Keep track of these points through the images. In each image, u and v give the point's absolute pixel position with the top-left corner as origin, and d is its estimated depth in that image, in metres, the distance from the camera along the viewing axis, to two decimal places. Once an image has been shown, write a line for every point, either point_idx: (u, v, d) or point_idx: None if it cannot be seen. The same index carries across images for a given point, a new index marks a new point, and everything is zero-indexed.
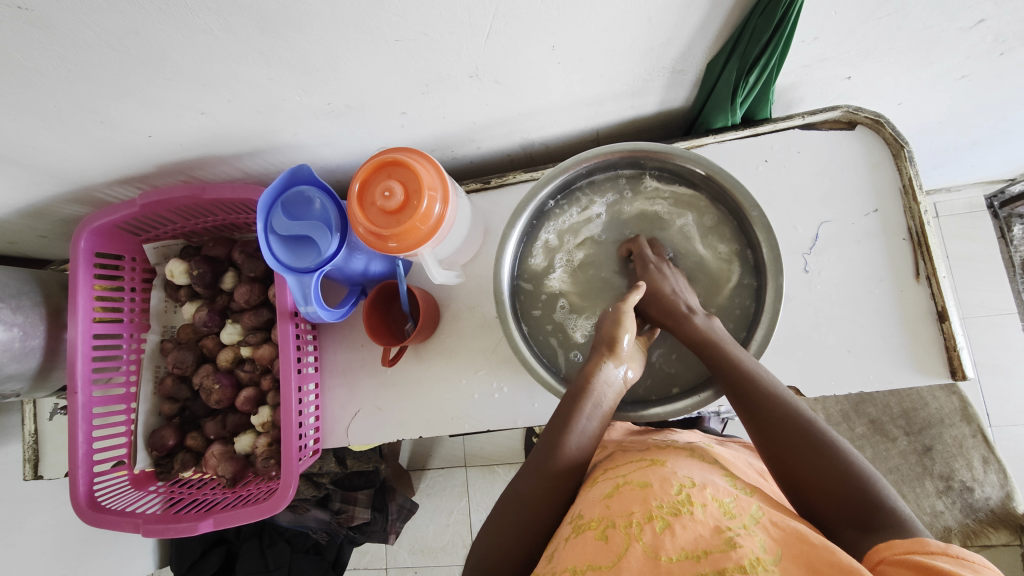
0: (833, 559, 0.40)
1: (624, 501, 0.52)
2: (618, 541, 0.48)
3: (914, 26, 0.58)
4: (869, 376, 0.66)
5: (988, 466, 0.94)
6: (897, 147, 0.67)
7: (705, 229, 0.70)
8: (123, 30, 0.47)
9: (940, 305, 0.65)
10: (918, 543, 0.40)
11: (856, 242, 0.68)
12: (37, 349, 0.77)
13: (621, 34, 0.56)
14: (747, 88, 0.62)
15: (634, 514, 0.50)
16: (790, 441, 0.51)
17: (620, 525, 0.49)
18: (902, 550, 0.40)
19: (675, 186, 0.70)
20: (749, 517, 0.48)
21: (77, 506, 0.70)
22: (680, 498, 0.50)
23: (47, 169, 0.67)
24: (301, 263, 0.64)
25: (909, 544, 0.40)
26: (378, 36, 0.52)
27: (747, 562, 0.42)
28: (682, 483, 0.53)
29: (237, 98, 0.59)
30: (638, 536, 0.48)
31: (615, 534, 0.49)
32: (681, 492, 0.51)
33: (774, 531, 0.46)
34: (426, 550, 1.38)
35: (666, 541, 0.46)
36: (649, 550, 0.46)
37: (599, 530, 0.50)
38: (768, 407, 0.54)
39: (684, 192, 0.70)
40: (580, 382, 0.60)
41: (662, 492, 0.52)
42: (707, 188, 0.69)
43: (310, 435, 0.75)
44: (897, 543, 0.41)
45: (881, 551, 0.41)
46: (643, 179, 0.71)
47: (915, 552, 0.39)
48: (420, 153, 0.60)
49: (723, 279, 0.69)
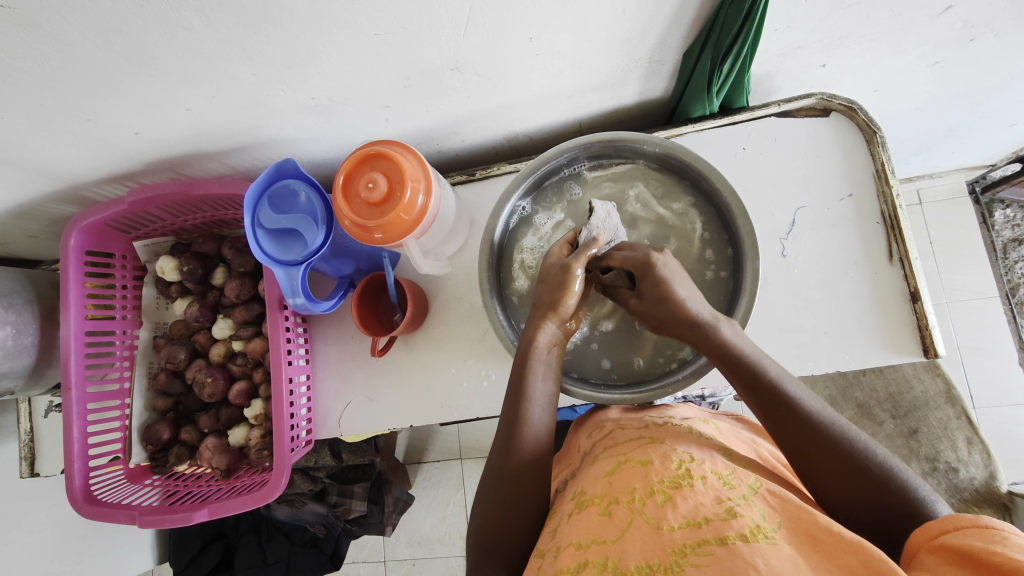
0: (831, 529, 0.42)
1: (625, 478, 0.54)
2: (621, 516, 0.50)
3: (884, 14, 0.59)
4: (845, 356, 0.68)
5: (972, 447, 0.97)
6: (870, 133, 0.69)
7: (657, 198, 0.72)
8: (106, 27, 0.48)
9: (913, 286, 0.66)
10: (950, 521, 0.41)
11: (831, 226, 0.70)
12: (30, 347, 0.78)
13: (597, 25, 0.57)
14: (722, 77, 0.64)
15: (636, 490, 0.52)
16: (824, 452, 0.50)
17: (622, 501, 0.51)
18: (938, 531, 0.41)
19: (611, 169, 0.73)
20: (750, 488, 0.50)
21: (73, 498, 0.71)
22: (681, 472, 0.52)
23: (35, 168, 0.67)
24: (288, 255, 0.65)
25: (941, 524, 0.41)
26: (358, 30, 0.53)
27: (748, 530, 0.44)
28: (681, 458, 0.54)
29: (221, 94, 0.60)
30: (640, 511, 0.49)
31: (618, 509, 0.50)
32: (681, 467, 0.52)
33: (772, 499, 0.48)
34: (424, 543, 1.40)
35: (667, 513, 0.48)
36: (652, 523, 0.48)
37: (602, 506, 0.52)
38: (799, 416, 0.52)
39: (621, 169, 0.73)
40: (523, 354, 0.61)
41: (663, 468, 0.53)
42: (647, 160, 0.71)
43: (303, 425, 0.77)
44: (932, 526, 0.42)
45: (919, 538, 0.42)
46: (583, 176, 0.74)
47: (949, 532, 0.40)
48: (403, 145, 0.62)
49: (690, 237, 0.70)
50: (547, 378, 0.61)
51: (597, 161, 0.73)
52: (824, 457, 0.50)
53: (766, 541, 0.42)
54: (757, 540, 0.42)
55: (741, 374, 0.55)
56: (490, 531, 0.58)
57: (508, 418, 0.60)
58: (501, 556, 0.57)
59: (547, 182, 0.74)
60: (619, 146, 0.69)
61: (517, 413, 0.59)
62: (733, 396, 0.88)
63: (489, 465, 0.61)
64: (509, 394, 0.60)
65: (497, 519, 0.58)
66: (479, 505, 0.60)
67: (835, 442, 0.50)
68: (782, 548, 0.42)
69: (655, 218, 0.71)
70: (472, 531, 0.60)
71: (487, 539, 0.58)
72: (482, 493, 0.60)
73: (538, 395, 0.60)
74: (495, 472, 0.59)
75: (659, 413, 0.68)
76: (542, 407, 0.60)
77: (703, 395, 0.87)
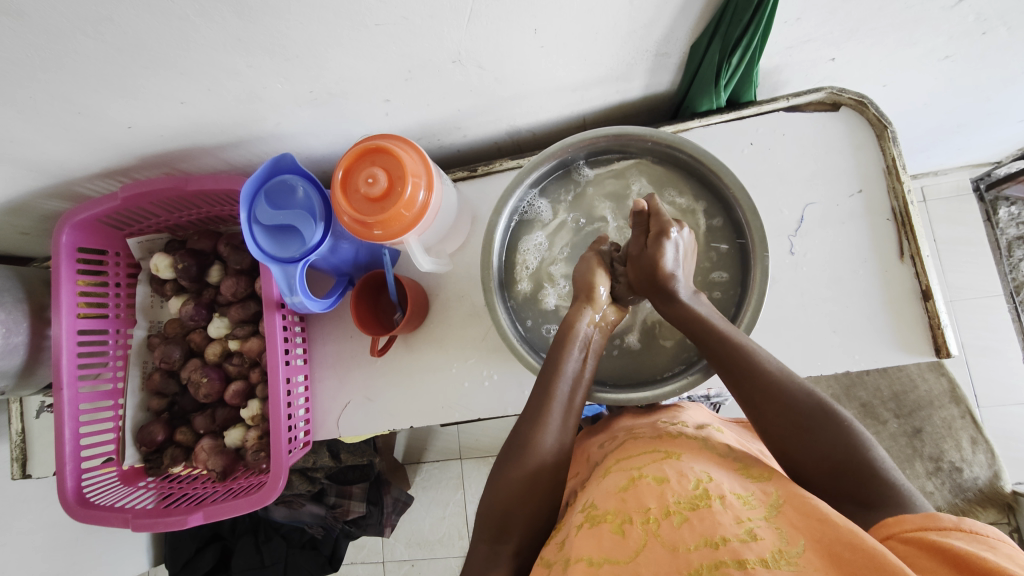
0: (865, 548, 0.39)
1: (639, 495, 0.52)
2: (636, 537, 0.48)
3: (896, 5, 0.58)
4: (855, 356, 0.67)
5: (977, 446, 0.95)
6: (881, 127, 0.67)
7: (660, 187, 0.71)
8: (96, 15, 0.46)
9: (924, 284, 0.65)
10: (930, 519, 0.40)
11: (841, 223, 0.69)
12: (21, 347, 0.76)
13: (603, 16, 0.56)
14: (731, 70, 0.62)
15: (651, 509, 0.50)
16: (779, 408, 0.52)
17: (636, 521, 0.49)
18: (913, 526, 0.40)
19: (610, 162, 0.72)
20: (771, 505, 0.47)
21: (65, 502, 0.69)
22: (698, 492, 0.50)
23: (26, 162, 0.66)
24: (286, 253, 0.63)
25: (921, 521, 0.40)
26: (358, 21, 0.51)
27: (769, 555, 0.41)
28: (699, 477, 0.52)
29: (216, 87, 0.58)
30: (656, 532, 0.48)
31: (632, 530, 0.49)
32: (699, 487, 0.50)
33: (796, 516, 0.44)
34: (423, 543, 1.39)
35: (684, 534, 0.46)
36: (668, 545, 0.46)
37: (615, 523, 0.50)
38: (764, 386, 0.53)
39: (618, 162, 0.71)
40: (563, 330, 0.62)
41: (680, 488, 0.51)
42: (643, 152, 0.70)
43: (301, 426, 0.75)
44: (908, 519, 0.41)
45: (895, 527, 0.42)
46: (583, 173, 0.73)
47: (927, 529, 0.39)
48: (403, 139, 0.60)
49: (693, 231, 0.69)
50: (585, 362, 0.62)
51: (598, 158, 0.72)
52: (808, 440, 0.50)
53: (788, 566, 0.40)
54: (780, 567, 0.40)
55: (702, 337, 0.58)
56: (498, 510, 0.55)
57: (539, 388, 0.59)
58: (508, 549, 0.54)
59: (548, 181, 0.73)
60: (622, 141, 0.67)
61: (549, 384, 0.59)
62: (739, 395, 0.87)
63: (514, 434, 0.59)
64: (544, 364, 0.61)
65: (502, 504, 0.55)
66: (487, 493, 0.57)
67: (825, 434, 0.50)
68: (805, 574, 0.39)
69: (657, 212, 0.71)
70: (484, 500, 0.57)
71: (491, 523, 0.55)
72: (500, 468, 0.57)
73: (571, 372, 0.60)
74: (515, 449, 0.57)
75: (670, 419, 0.66)
76: (572, 386, 0.60)
77: (708, 395, 0.85)
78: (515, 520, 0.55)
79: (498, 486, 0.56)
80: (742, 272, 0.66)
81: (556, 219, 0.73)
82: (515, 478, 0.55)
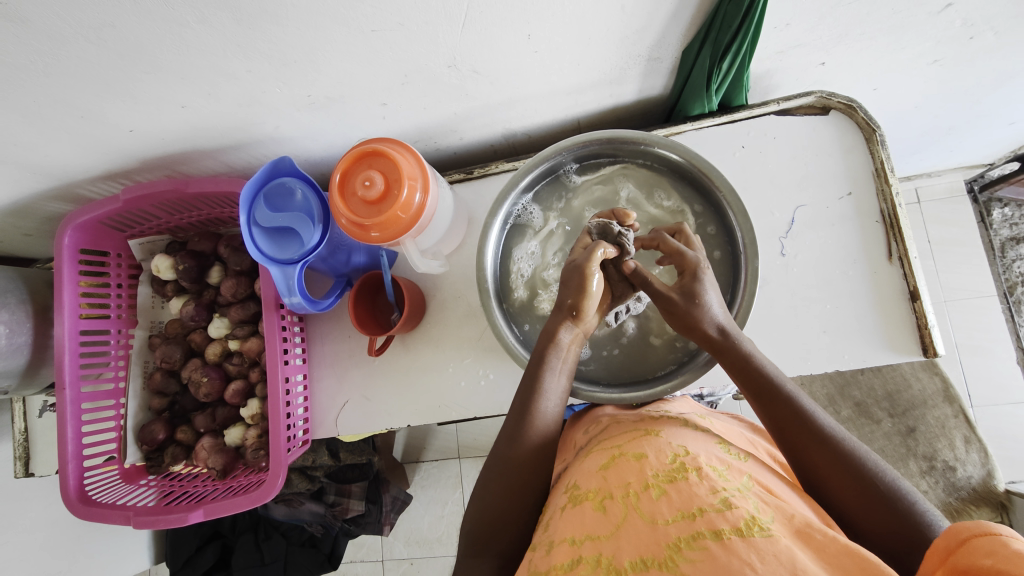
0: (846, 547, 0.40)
1: (620, 472, 0.53)
2: (616, 512, 0.49)
3: (883, 12, 0.59)
4: (844, 356, 0.68)
5: (970, 445, 0.96)
6: (870, 130, 0.69)
7: (648, 190, 0.72)
8: (99, 22, 0.48)
9: (912, 285, 0.66)
10: (953, 535, 0.37)
11: (831, 224, 0.70)
12: (24, 347, 0.77)
13: (595, 22, 0.57)
14: (721, 74, 0.63)
15: (630, 484, 0.51)
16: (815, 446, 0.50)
17: (617, 496, 0.50)
18: (944, 553, 0.36)
19: (598, 166, 0.73)
20: (744, 484, 0.49)
21: (67, 499, 0.70)
22: (675, 466, 0.51)
23: (29, 165, 0.67)
24: (284, 255, 0.64)
25: (947, 542, 0.37)
26: (354, 27, 0.53)
27: (743, 523, 0.43)
28: (676, 452, 0.53)
29: (216, 91, 0.59)
30: (635, 505, 0.48)
31: (612, 505, 0.49)
32: (676, 461, 0.51)
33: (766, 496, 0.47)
34: (421, 542, 1.40)
35: (662, 506, 0.47)
36: (647, 517, 0.47)
37: (596, 500, 0.50)
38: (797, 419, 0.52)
39: (606, 166, 0.73)
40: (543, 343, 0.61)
41: (658, 462, 0.52)
42: (628, 155, 0.71)
43: (299, 425, 0.76)
44: (938, 545, 0.37)
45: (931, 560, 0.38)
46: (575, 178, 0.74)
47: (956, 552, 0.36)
48: (400, 143, 0.61)
49: None
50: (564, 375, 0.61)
51: (586, 163, 0.74)
52: (841, 478, 0.48)
53: (763, 535, 0.41)
54: (754, 535, 0.41)
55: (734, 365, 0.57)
56: (487, 516, 0.55)
57: (517, 407, 0.59)
58: (494, 547, 0.54)
59: (540, 185, 0.74)
60: (614, 145, 0.69)
61: (528, 404, 0.58)
62: (732, 394, 0.88)
63: (495, 445, 0.59)
64: (523, 382, 0.60)
65: (494, 502, 0.56)
66: (476, 497, 0.58)
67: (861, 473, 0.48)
68: (778, 539, 0.41)
69: (647, 215, 0.72)
70: (473, 505, 0.58)
71: (480, 527, 0.55)
72: (484, 478, 0.58)
73: (552, 388, 0.59)
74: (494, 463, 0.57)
75: (656, 407, 0.66)
76: (554, 402, 0.59)
77: (702, 394, 0.86)
78: (504, 530, 0.55)
79: (486, 488, 0.57)
80: (734, 278, 0.67)
81: (549, 223, 0.74)
82: (497, 480, 0.56)
